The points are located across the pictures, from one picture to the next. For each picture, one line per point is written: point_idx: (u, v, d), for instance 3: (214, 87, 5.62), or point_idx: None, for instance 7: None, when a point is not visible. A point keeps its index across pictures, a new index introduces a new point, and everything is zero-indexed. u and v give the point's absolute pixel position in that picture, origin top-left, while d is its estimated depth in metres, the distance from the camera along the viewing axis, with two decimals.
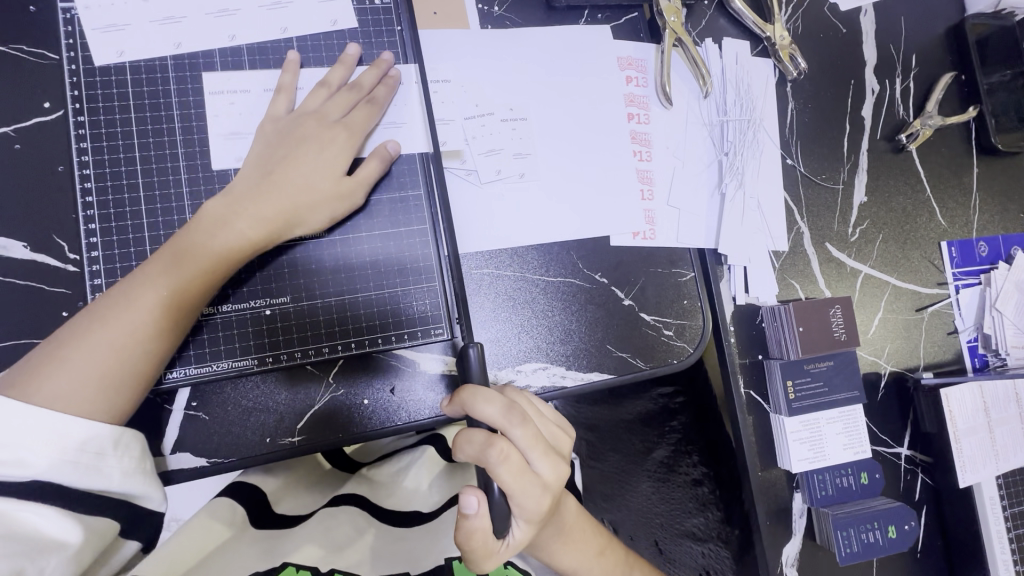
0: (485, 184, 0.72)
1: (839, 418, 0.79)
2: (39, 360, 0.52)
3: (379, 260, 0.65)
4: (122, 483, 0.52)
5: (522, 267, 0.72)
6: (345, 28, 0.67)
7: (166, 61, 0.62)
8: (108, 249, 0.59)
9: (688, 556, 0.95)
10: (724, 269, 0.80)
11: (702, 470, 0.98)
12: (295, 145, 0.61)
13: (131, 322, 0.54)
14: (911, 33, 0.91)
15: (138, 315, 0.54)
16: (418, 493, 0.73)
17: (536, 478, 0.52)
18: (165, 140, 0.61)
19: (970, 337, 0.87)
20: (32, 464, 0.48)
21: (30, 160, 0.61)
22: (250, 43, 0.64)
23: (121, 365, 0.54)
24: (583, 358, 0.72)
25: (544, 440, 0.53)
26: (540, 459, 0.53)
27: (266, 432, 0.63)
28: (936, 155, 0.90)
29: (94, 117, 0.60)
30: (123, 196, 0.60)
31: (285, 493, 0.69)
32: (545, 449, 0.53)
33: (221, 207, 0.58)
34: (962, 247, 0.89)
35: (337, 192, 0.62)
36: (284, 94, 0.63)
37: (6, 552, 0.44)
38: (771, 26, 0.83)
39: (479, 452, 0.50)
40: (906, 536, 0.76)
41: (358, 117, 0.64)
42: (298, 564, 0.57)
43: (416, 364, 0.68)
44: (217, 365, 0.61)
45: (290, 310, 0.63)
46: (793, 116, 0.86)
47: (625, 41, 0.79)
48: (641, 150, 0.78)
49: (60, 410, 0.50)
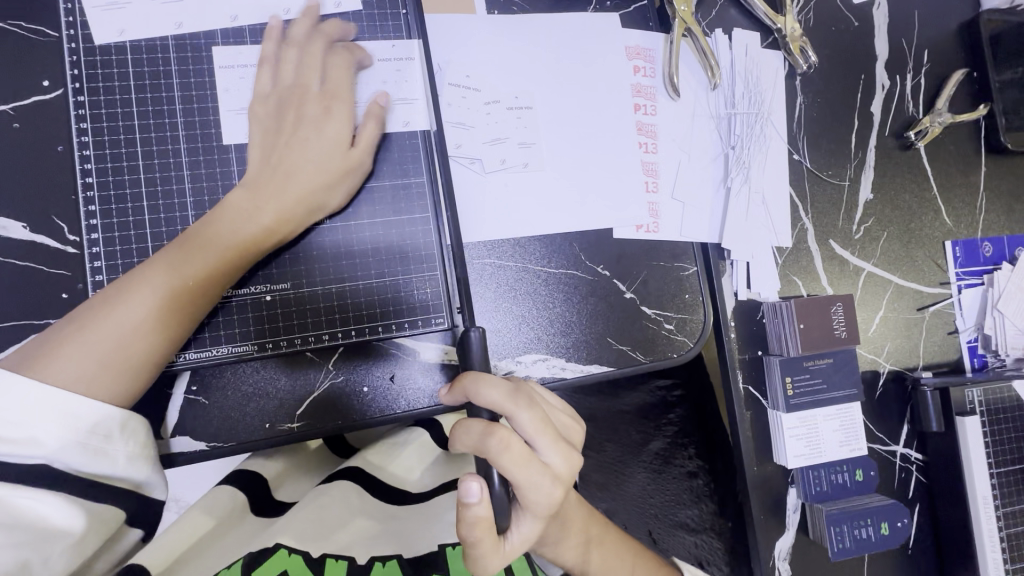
0: (488, 173, 0.71)
1: (836, 416, 0.80)
2: (58, 338, 0.52)
3: (380, 247, 0.65)
4: (126, 467, 0.52)
5: (524, 258, 0.72)
6: (349, 10, 0.66)
7: (167, 42, 0.61)
8: (108, 232, 0.59)
9: (681, 546, 0.96)
10: (726, 264, 0.80)
11: (697, 462, 0.99)
12: (293, 122, 0.61)
13: (153, 306, 0.54)
14: (924, 29, 0.90)
15: (160, 299, 0.54)
16: (407, 479, 0.71)
17: (543, 467, 0.52)
18: (165, 121, 0.61)
19: (971, 337, 0.87)
20: (43, 443, 0.48)
21: (28, 139, 0.61)
22: (252, 25, 0.63)
23: (142, 348, 0.53)
24: (582, 350, 0.72)
25: (551, 428, 0.53)
26: (546, 447, 0.53)
27: (265, 417, 0.64)
28: (944, 153, 0.89)
29: (94, 97, 0.59)
30: (124, 178, 0.59)
31: (285, 477, 0.70)
32: (553, 437, 0.53)
33: (244, 198, 0.58)
34: (966, 247, 0.89)
35: (345, 164, 0.62)
36: (267, 67, 0.62)
37: (12, 543, 0.45)
38: (782, 17, 0.81)
39: (479, 441, 0.50)
40: (897, 534, 0.78)
41: (336, 79, 0.63)
42: (290, 546, 0.56)
43: (417, 352, 0.68)
44: (216, 350, 0.60)
45: (291, 297, 0.63)
46: (802, 110, 0.85)
47: (633, 29, 0.78)
48: (647, 142, 0.77)
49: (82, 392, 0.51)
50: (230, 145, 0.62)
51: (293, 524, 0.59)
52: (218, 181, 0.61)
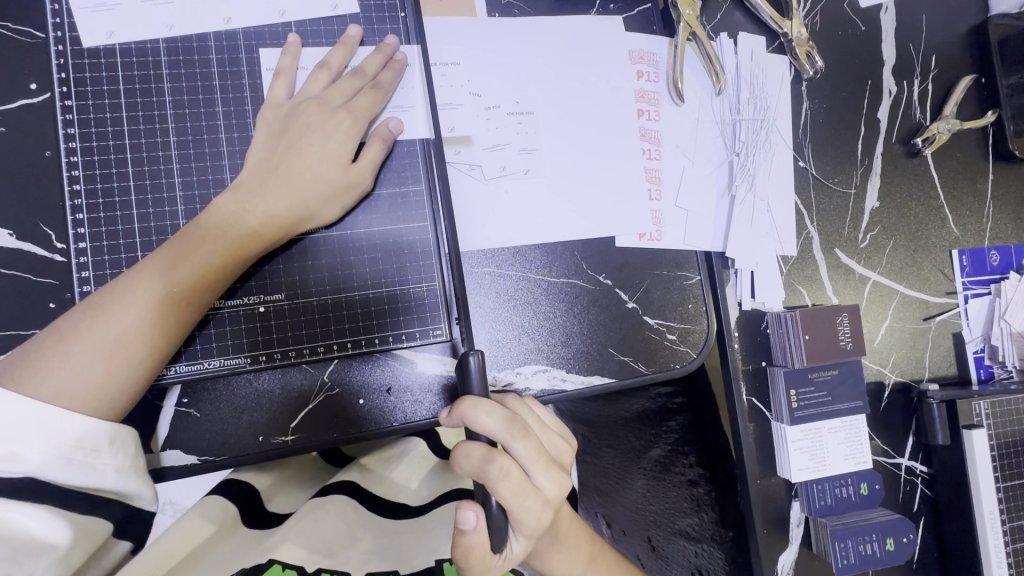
0: (489, 180, 0.69)
1: (842, 428, 0.78)
2: (43, 348, 0.50)
3: (378, 255, 0.63)
4: (115, 481, 0.50)
5: (524, 267, 0.70)
6: (346, 13, 0.64)
7: (158, 44, 0.59)
8: (96, 240, 0.57)
9: (681, 555, 0.94)
10: (731, 273, 0.78)
11: (698, 470, 0.96)
12: (298, 136, 0.59)
13: (138, 314, 0.52)
14: (932, 33, 0.88)
15: (145, 307, 0.52)
16: (406, 489, 0.71)
17: (537, 493, 0.51)
18: (156, 127, 0.59)
19: (977, 348, 0.86)
20: (24, 458, 0.46)
21: (15, 144, 0.59)
22: (246, 28, 0.61)
23: (126, 358, 0.52)
24: (584, 361, 0.70)
25: (545, 453, 0.53)
26: (541, 473, 0.52)
27: (258, 430, 0.62)
28: (951, 160, 0.88)
29: (82, 101, 0.58)
30: (113, 185, 0.58)
31: (278, 490, 0.68)
32: (546, 463, 0.52)
33: (233, 201, 0.57)
34: (973, 256, 0.88)
35: (344, 180, 0.60)
36: (284, 77, 0.61)
37: None
38: (788, 22, 0.80)
39: (478, 468, 0.49)
40: (904, 549, 0.76)
41: (362, 102, 0.61)
42: (284, 562, 0.52)
43: (414, 363, 0.66)
44: (209, 363, 0.59)
45: (285, 307, 0.61)
46: (807, 116, 0.83)
47: (636, 33, 0.76)
48: (651, 148, 0.75)
49: (65, 406, 0.49)
50: (223, 152, 0.60)
51: (290, 537, 0.56)
52: (210, 189, 0.60)
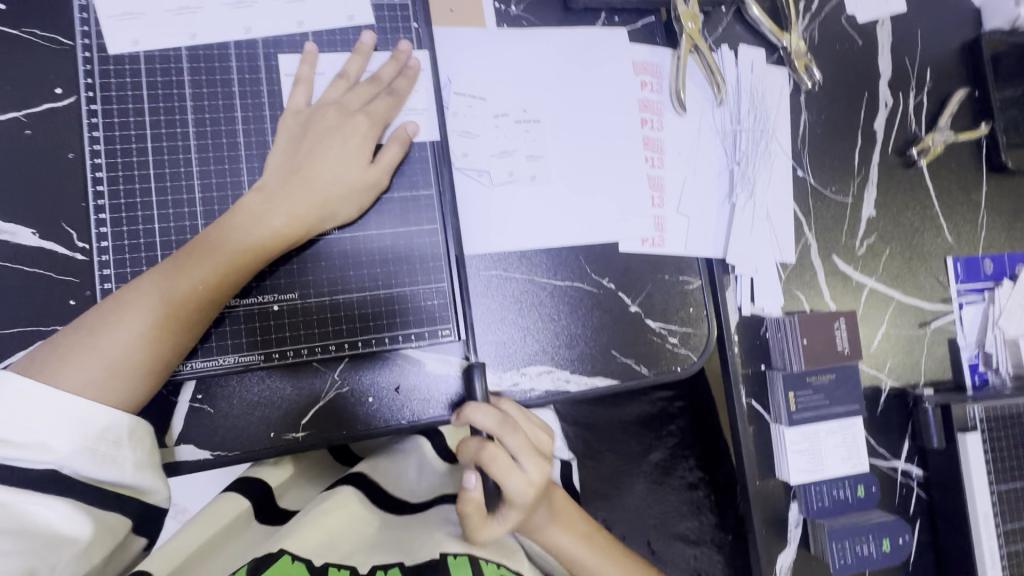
0: (498, 185, 0.71)
1: (838, 431, 0.80)
2: (70, 342, 0.52)
3: (388, 257, 0.65)
4: (134, 475, 0.51)
5: (531, 270, 0.72)
6: (362, 23, 0.66)
7: (180, 51, 0.61)
8: (118, 240, 0.59)
9: (680, 558, 0.96)
10: (731, 278, 0.79)
11: (698, 474, 0.99)
12: (318, 141, 0.61)
13: (160, 311, 0.54)
14: (927, 47, 0.91)
15: (167, 304, 0.54)
16: (412, 486, 0.72)
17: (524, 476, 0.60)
18: (177, 131, 0.61)
19: (972, 355, 0.88)
20: (54, 449, 0.48)
21: (40, 146, 0.61)
22: (266, 36, 0.63)
23: (148, 353, 0.53)
24: (587, 362, 0.72)
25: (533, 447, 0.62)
26: (527, 460, 0.61)
27: (269, 426, 0.63)
28: (945, 171, 0.90)
29: (107, 106, 0.60)
30: (135, 186, 0.59)
31: (289, 485, 0.70)
32: (533, 453, 0.61)
33: (255, 203, 0.58)
34: (968, 264, 0.90)
35: (363, 182, 0.62)
36: (303, 85, 0.63)
37: (20, 549, 0.44)
38: (788, 35, 0.82)
39: (476, 454, 0.60)
40: (899, 550, 0.78)
41: (379, 109, 0.63)
42: (294, 553, 0.53)
43: (423, 363, 0.67)
44: (223, 359, 0.61)
45: (298, 307, 0.63)
46: (806, 126, 0.86)
47: (641, 45, 0.79)
48: (653, 156, 0.78)
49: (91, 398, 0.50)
50: (241, 155, 0.62)
51: (301, 528, 0.57)
52: (228, 191, 0.61)
